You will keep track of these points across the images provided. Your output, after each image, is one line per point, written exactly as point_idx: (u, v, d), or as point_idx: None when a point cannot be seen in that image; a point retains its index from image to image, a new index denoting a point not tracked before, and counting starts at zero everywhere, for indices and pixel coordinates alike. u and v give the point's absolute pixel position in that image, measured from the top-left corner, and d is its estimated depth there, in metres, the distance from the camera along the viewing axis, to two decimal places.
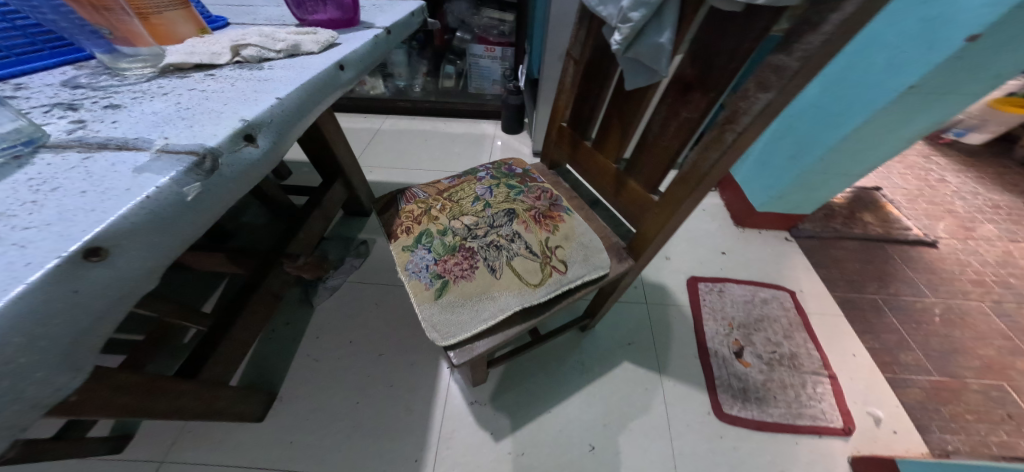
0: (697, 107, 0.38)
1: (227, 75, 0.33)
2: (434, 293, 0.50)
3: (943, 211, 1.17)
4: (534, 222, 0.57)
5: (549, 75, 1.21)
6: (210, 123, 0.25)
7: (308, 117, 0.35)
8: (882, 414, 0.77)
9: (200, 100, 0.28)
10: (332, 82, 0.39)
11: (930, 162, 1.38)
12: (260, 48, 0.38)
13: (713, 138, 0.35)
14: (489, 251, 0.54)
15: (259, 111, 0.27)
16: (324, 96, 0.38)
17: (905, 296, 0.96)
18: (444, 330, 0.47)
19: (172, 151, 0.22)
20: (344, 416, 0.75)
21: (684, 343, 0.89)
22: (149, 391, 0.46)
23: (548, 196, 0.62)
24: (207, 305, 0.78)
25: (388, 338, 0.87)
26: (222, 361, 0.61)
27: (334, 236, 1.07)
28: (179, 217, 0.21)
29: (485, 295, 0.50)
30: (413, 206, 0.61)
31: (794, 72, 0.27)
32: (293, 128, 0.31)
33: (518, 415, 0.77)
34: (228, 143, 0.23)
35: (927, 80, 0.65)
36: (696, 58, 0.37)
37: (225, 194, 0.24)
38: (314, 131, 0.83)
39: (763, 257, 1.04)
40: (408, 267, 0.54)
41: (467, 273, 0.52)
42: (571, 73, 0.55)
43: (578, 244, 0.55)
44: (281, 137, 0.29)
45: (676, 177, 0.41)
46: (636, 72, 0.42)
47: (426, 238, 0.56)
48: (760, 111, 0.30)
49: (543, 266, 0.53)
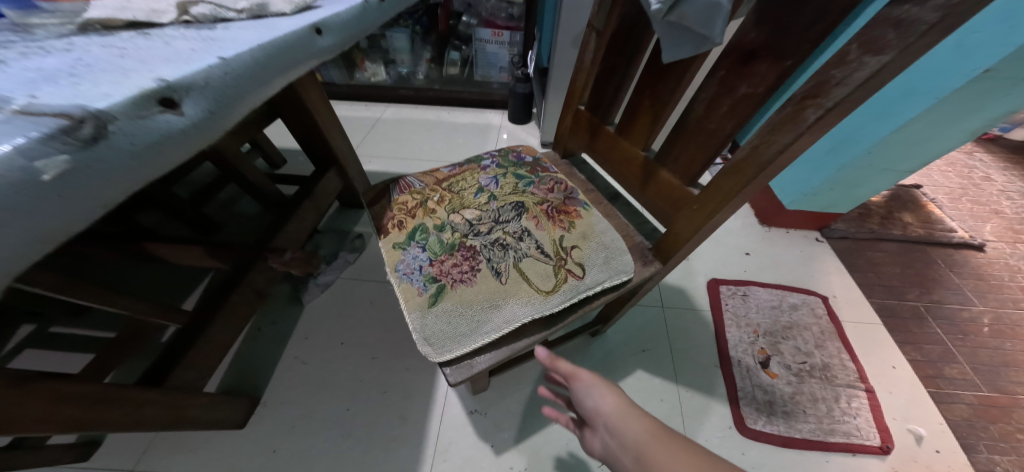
0: (762, 81, 0.30)
1: (165, 34, 0.27)
2: (428, 299, 0.44)
3: (989, 212, 1.08)
4: (546, 218, 0.50)
5: (561, 61, 1.12)
6: (108, 82, 0.18)
7: (265, 89, 0.28)
8: (925, 432, 0.69)
9: (111, 58, 0.21)
10: (304, 48, 0.32)
11: (972, 159, 1.28)
12: (215, 6, 0.31)
13: (784, 118, 0.27)
14: (493, 251, 0.47)
15: (188, 71, 0.20)
16: (292, 64, 0.31)
17: (949, 304, 0.87)
18: (437, 344, 0.41)
19: (32, 111, 0.15)
20: (333, 423, 0.69)
21: (703, 351, 0.82)
22: (98, 405, 0.41)
23: (562, 188, 0.55)
24: (188, 303, 0.73)
25: (383, 340, 0.81)
26: (194, 365, 0.56)
27: (328, 229, 1.01)
28: (25, 206, 0.14)
29: (488, 302, 0.43)
30: (407, 197, 0.54)
31: (930, 26, 0.19)
32: (239, 98, 0.24)
33: (522, 426, 0.71)
34: (129, 106, 0.17)
35: (1006, 64, 0.57)
36: (763, 18, 0.29)
37: (119, 177, 0.17)
38: (305, 118, 0.76)
39: (790, 258, 0.96)
40: (399, 268, 0.47)
41: (469, 277, 0.45)
42: (593, 47, 0.47)
43: (597, 244, 0.48)
44: (219, 109, 0.23)
45: (724, 167, 0.34)
46: (676, 42, 0.35)
47: (421, 235, 0.50)
48: (864, 81, 0.22)
49: (557, 270, 0.46)
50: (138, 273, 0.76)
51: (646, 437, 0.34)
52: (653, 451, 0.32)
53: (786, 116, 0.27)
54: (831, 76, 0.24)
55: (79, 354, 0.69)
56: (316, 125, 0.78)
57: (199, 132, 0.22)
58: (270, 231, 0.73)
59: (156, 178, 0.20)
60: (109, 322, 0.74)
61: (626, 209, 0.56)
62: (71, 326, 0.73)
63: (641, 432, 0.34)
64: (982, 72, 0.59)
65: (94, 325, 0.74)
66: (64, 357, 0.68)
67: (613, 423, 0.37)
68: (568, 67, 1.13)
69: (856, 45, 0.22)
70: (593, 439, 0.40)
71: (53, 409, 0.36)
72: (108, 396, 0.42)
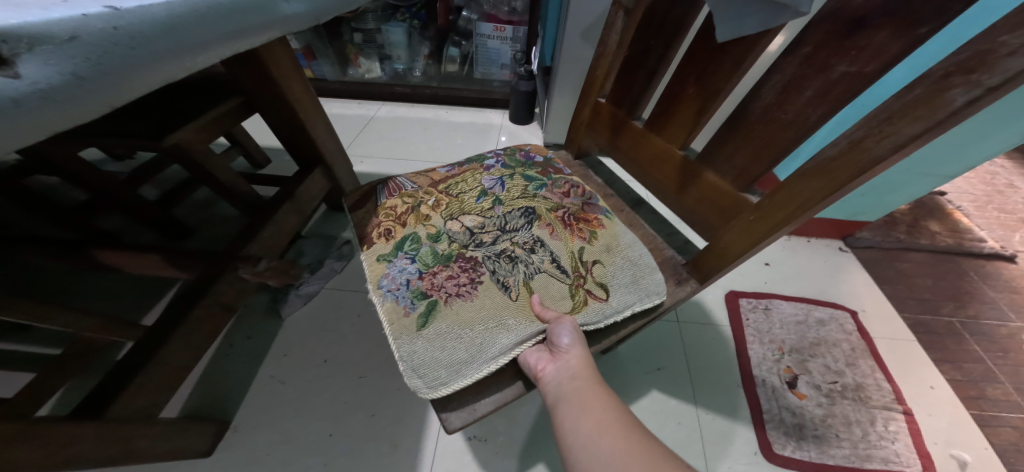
0: (876, 56, 0.25)
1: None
2: (418, 321, 0.36)
3: (1017, 220, 1.03)
4: (560, 225, 0.43)
5: (570, 56, 1.05)
6: None
7: (187, 59, 0.22)
8: (970, 458, 0.62)
9: None
10: (259, 10, 0.26)
11: (993, 165, 1.23)
12: None
13: (910, 104, 0.23)
14: (499, 263, 0.40)
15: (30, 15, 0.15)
16: (236, 29, 0.25)
17: (987, 319, 0.81)
18: (428, 376, 0.33)
19: None
20: (313, 452, 0.60)
21: (723, 369, 0.74)
22: (21, 444, 0.33)
23: (580, 192, 0.48)
24: (148, 317, 0.64)
25: (372, 356, 0.73)
26: (151, 390, 0.47)
27: (312, 235, 0.92)
28: None
29: (493, 321, 0.36)
30: (396, 201, 0.47)
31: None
32: (133, 63, 0.19)
33: (527, 454, 0.63)
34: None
35: None
36: None
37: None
38: (287, 112, 0.68)
39: (814, 270, 0.90)
40: (382, 284, 0.39)
41: (471, 291, 0.38)
42: (620, 29, 0.42)
43: (624, 260, 0.41)
44: (86, 78, 0.17)
45: (806, 169, 0.29)
46: (739, 14, 0.31)
47: (411, 244, 0.42)
48: None
49: (576, 290, 0.39)
50: (97, 285, 0.68)
51: (598, 388, 0.31)
52: (600, 401, 0.29)
53: (917, 100, 0.22)
54: (1002, 43, 0.19)
55: (18, 373, 0.60)
56: (300, 122, 0.71)
57: (58, 104, 0.16)
58: (243, 237, 0.64)
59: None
60: (57, 337, 0.66)
61: (652, 217, 0.49)
62: (12, 341, 0.64)
63: (595, 385, 0.31)
64: None
65: (40, 340, 0.65)
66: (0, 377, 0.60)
67: (573, 360, 0.32)
68: (576, 63, 1.07)
69: None
70: (532, 355, 0.34)
71: None
72: (30, 436, 0.33)
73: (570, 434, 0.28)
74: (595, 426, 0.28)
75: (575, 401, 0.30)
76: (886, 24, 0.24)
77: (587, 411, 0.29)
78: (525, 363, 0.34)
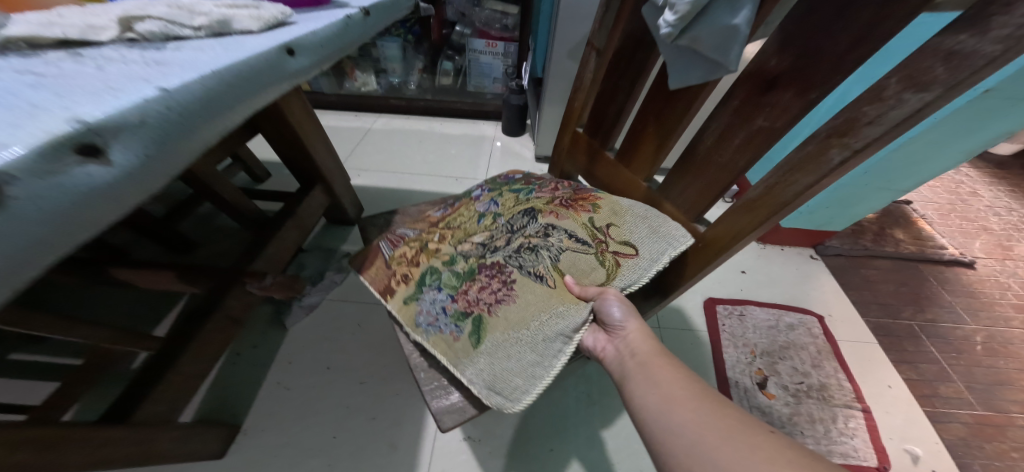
0: (782, 113, 0.30)
1: (101, 55, 0.26)
2: (472, 341, 0.40)
3: (977, 228, 1.10)
4: (564, 208, 0.48)
5: (557, 73, 1.11)
6: (10, 127, 0.16)
7: (219, 119, 0.27)
8: (921, 452, 0.68)
9: (23, 88, 0.20)
10: (272, 69, 0.32)
11: (958, 174, 1.30)
12: (167, 22, 0.31)
13: (805, 158, 0.28)
14: (523, 258, 0.44)
15: (116, 107, 0.19)
16: (259, 86, 0.30)
17: (943, 322, 0.87)
18: (505, 390, 0.36)
19: None
20: (317, 453, 0.65)
21: (700, 372, 0.79)
22: (64, 443, 0.37)
23: (567, 184, 0.53)
24: (159, 329, 0.69)
25: (371, 363, 0.77)
26: (168, 397, 0.51)
27: (313, 248, 0.97)
28: None
29: (546, 313, 0.38)
30: (404, 249, 0.51)
31: (987, 60, 0.19)
32: (181, 131, 0.23)
33: (516, 454, 0.67)
34: (32, 161, 0.15)
35: (1006, 83, 0.59)
36: (791, 45, 0.29)
37: (14, 249, 0.15)
38: (289, 133, 0.73)
39: (786, 277, 0.96)
40: (420, 321, 0.43)
41: (509, 293, 0.41)
42: (594, 67, 0.48)
43: (634, 216, 0.43)
44: (154, 152, 0.21)
45: (736, 206, 0.34)
46: (686, 65, 0.36)
47: (432, 276, 0.46)
48: (900, 121, 0.23)
49: (603, 258, 0.41)
50: (107, 299, 0.72)
51: (657, 358, 0.34)
52: (663, 370, 0.32)
53: (808, 155, 0.28)
54: (864, 112, 0.25)
55: (38, 382, 0.64)
56: (301, 142, 0.75)
57: (135, 178, 0.20)
58: (249, 254, 0.69)
59: (75, 245, 0.18)
60: (73, 348, 0.70)
61: None
62: (29, 352, 0.68)
63: (653, 354, 0.34)
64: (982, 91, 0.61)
65: (57, 351, 0.69)
66: (21, 386, 0.64)
67: (628, 335, 0.36)
68: (564, 80, 1.12)
69: (897, 75, 0.23)
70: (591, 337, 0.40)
71: (7, 458, 0.32)
72: (70, 435, 0.38)
73: (638, 402, 0.31)
74: (658, 394, 0.30)
75: (640, 373, 0.33)
76: (789, 86, 0.30)
77: (649, 381, 0.31)
78: (586, 346, 0.40)
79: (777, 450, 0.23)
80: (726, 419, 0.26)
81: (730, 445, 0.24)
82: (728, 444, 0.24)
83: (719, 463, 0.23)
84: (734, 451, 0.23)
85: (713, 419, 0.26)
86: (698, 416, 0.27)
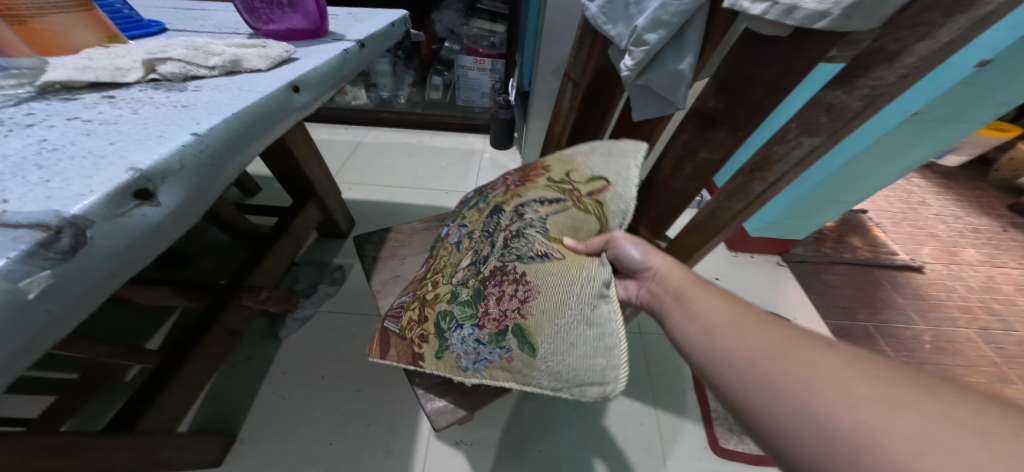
0: (720, 148, 0.36)
1: (130, 97, 0.30)
2: (526, 353, 0.36)
3: (927, 235, 1.20)
4: (523, 186, 0.47)
5: (542, 90, 1.17)
6: (78, 177, 0.20)
7: (243, 154, 0.31)
8: None
9: (77, 137, 0.24)
10: (282, 107, 0.36)
11: (910, 184, 1.42)
12: (186, 63, 0.35)
13: (736, 189, 0.36)
14: (517, 247, 0.40)
15: (162, 156, 0.23)
16: (272, 122, 0.34)
17: (897, 323, 0.95)
18: (594, 378, 0.33)
19: (9, 223, 0.17)
20: (313, 460, 0.67)
21: (677, 374, 0.85)
22: (74, 452, 0.39)
23: (511, 172, 0.54)
24: (152, 343, 0.70)
25: (365, 372, 0.80)
26: (169, 407, 0.53)
27: (305, 261, 0.99)
28: (23, 321, 0.17)
29: (576, 284, 0.34)
30: (407, 315, 0.46)
31: (855, 112, 0.27)
32: (215, 170, 0.27)
33: (506, 457, 0.70)
34: (103, 208, 0.19)
35: (930, 107, 0.67)
36: (723, 90, 0.34)
37: (91, 278, 0.20)
38: (284, 150, 0.76)
39: (757, 283, 1.03)
40: (463, 366, 0.40)
41: (528, 287, 0.37)
42: (570, 96, 0.54)
43: (584, 158, 0.46)
44: (195, 191, 0.26)
45: (688, 226, 0.42)
46: (646, 101, 0.42)
47: (447, 319, 0.42)
48: (801, 156, 0.31)
49: (584, 204, 0.41)
50: (100, 314, 0.73)
51: (695, 287, 0.33)
52: (706, 301, 0.31)
53: (738, 186, 0.36)
54: (775, 151, 0.32)
55: (31, 398, 0.65)
56: (295, 159, 0.79)
57: (176, 214, 0.25)
58: (245, 268, 0.71)
59: (134, 272, 0.22)
60: (65, 363, 0.70)
61: None
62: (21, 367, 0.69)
63: (691, 284, 0.33)
64: (911, 114, 0.68)
65: (49, 366, 0.70)
66: (14, 401, 0.64)
67: (660, 274, 0.36)
68: (549, 97, 1.18)
69: (796, 122, 0.31)
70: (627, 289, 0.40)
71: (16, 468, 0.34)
72: (76, 445, 0.40)
73: (680, 338, 0.31)
74: (699, 327, 0.29)
75: (679, 308, 0.32)
76: (724, 125, 0.35)
77: (691, 314, 0.31)
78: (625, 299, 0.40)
79: (837, 362, 0.21)
80: (776, 341, 0.25)
81: (783, 366, 0.23)
82: (782, 365, 0.23)
83: (775, 385, 0.22)
84: (789, 372, 0.22)
85: (765, 342, 0.25)
86: (750, 343, 0.25)
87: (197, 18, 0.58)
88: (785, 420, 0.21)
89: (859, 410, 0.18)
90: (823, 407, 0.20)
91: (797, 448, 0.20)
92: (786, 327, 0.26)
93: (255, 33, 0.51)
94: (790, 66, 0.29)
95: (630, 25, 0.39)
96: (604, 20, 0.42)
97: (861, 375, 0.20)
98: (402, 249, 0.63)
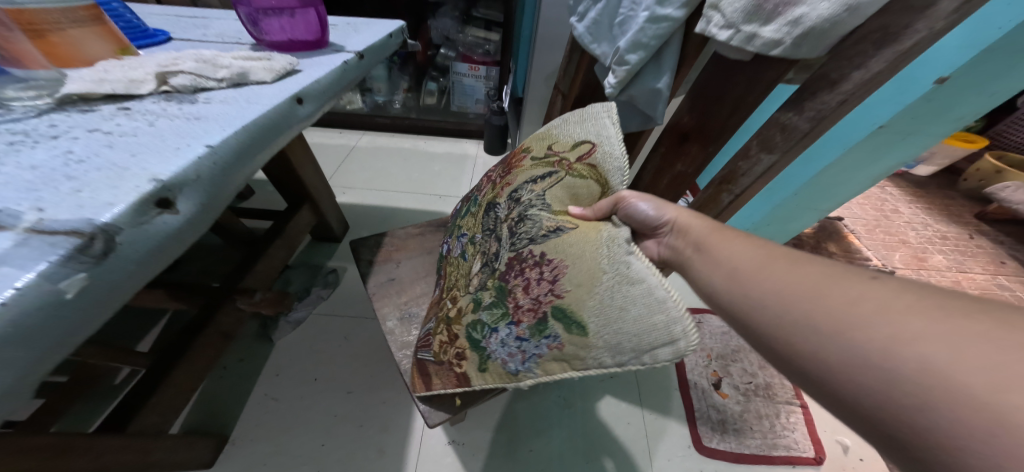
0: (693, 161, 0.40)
1: (144, 109, 0.32)
2: (578, 336, 0.32)
3: (898, 241, 1.26)
4: (509, 175, 0.49)
5: (534, 97, 1.20)
6: (105, 187, 0.23)
7: (250, 164, 0.33)
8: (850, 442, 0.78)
9: (100, 149, 0.26)
10: (286, 118, 0.38)
11: (884, 193, 1.49)
12: (196, 75, 0.37)
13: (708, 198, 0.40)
14: (526, 231, 0.40)
15: (180, 167, 0.25)
16: (277, 133, 0.37)
17: None
18: (662, 338, 0.27)
19: (46, 229, 0.19)
20: (306, 461, 0.68)
21: (663, 374, 0.88)
22: (65, 452, 0.40)
23: (494, 168, 0.55)
24: (142, 346, 0.71)
25: (358, 373, 0.81)
26: (159, 408, 0.54)
27: (299, 264, 1.01)
28: (57, 318, 0.19)
29: (602, 251, 0.32)
30: (438, 339, 0.48)
31: (805, 132, 0.31)
32: (226, 179, 0.29)
33: (496, 456, 0.72)
34: (130, 215, 0.21)
35: (895, 121, 0.71)
36: (695, 106, 0.38)
37: (118, 280, 0.22)
38: (280, 154, 0.78)
39: None
40: (510, 368, 0.38)
41: (554, 265, 0.35)
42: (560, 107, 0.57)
43: (561, 130, 0.45)
44: (208, 199, 0.28)
45: None
46: (630, 115, 0.46)
47: (478, 327, 0.42)
48: (762, 171, 0.35)
49: (575, 170, 0.40)
50: None
51: (720, 235, 0.31)
52: (732, 247, 0.29)
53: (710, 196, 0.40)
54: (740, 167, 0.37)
55: None
56: (291, 163, 0.80)
57: (191, 222, 0.27)
58: (240, 270, 0.73)
59: (153, 275, 0.24)
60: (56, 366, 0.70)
61: None
62: None
63: (713, 233, 0.31)
64: (878, 127, 0.72)
65: None
66: None
67: (679, 226, 0.33)
68: (541, 104, 1.22)
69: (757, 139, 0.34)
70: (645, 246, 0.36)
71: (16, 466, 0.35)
72: (66, 445, 0.40)
73: (708, 290, 0.28)
74: (725, 275, 0.27)
75: (703, 259, 0.30)
76: (697, 140, 0.39)
77: (717, 263, 0.29)
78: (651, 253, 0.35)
79: (886, 296, 0.20)
80: (812, 279, 0.23)
81: (823, 306, 0.21)
82: (824, 305, 0.21)
83: (819, 328, 0.21)
84: (833, 312, 0.21)
85: (800, 282, 0.23)
86: (786, 287, 0.23)
87: (197, 26, 0.59)
88: (836, 363, 0.19)
89: (925, 348, 0.17)
90: (878, 344, 0.18)
91: (847, 391, 0.19)
92: (816, 263, 0.24)
93: (257, 43, 0.54)
94: (751, 88, 0.33)
95: (613, 45, 0.43)
96: (590, 40, 0.45)
97: (918, 309, 0.18)
98: (397, 253, 0.65)
